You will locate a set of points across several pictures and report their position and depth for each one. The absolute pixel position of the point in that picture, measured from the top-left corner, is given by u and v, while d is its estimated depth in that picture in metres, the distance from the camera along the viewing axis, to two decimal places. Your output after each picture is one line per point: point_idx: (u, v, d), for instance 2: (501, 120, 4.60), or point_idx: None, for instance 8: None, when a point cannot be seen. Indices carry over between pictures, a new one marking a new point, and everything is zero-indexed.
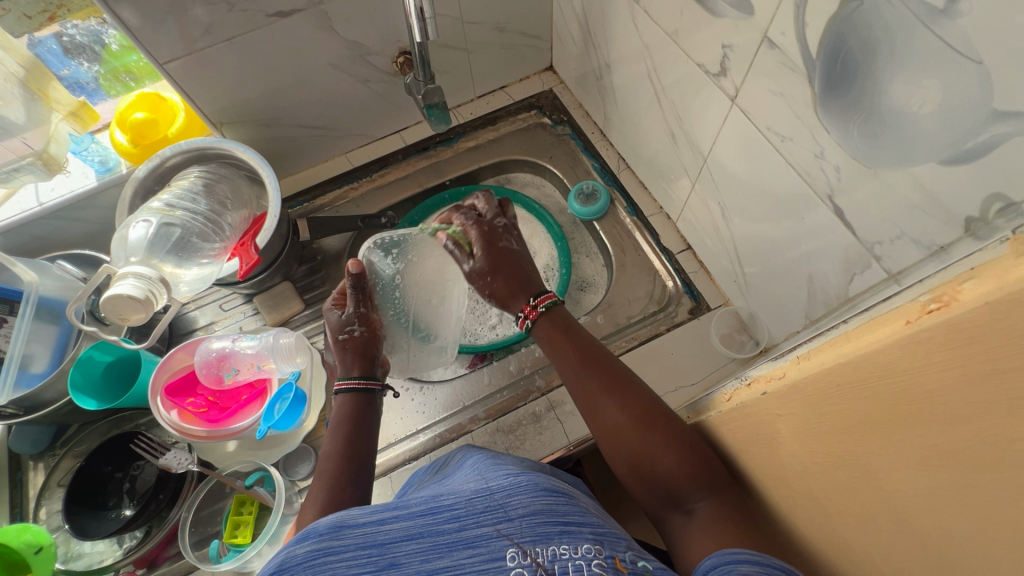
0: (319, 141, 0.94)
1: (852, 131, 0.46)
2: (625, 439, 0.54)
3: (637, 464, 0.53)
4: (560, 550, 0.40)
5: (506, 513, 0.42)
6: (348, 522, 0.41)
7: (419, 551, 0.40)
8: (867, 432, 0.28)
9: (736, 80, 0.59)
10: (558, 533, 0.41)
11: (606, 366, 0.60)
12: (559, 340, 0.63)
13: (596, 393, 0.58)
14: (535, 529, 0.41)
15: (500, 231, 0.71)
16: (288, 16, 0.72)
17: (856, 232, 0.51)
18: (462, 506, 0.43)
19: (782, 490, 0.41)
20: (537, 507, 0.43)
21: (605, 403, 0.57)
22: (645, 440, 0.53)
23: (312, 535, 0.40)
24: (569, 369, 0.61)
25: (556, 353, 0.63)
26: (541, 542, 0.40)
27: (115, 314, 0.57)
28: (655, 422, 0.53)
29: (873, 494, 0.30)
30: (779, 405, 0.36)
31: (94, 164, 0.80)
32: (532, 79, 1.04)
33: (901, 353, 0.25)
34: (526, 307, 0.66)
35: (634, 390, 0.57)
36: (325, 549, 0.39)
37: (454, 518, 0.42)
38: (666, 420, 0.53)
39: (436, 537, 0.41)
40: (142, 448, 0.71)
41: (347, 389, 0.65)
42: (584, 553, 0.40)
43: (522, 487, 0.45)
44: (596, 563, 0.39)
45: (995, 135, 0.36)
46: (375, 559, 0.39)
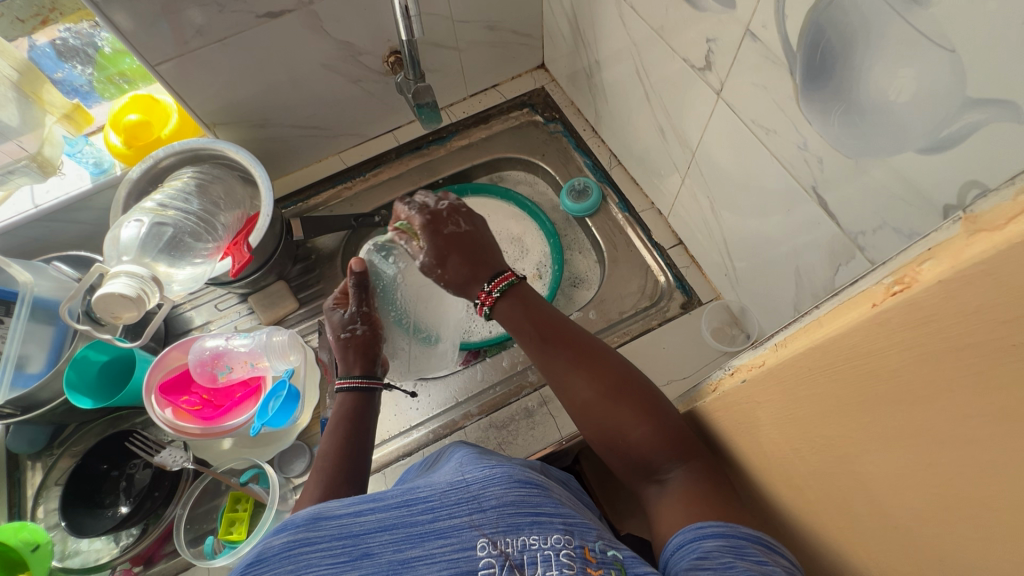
0: (312, 141, 0.95)
1: (832, 122, 0.47)
2: (595, 413, 0.55)
3: (610, 437, 0.54)
4: (529, 541, 0.41)
5: (479, 504, 0.43)
6: (325, 514, 0.41)
7: (392, 542, 0.40)
8: (840, 416, 0.29)
9: (721, 74, 0.59)
10: (529, 524, 0.42)
11: (570, 339, 0.59)
12: (522, 313, 0.61)
13: (565, 369, 0.57)
14: (506, 519, 0.42)
15: (445, 216, 0.66)
16: (278, 17, 0.73)
17: (840, 222, 0.52)
18: (436, 497, 0.43)
19: (765, 478, 0.41)
20: (510, 498, 0.43)
21: (574, 378, 0.56)
22: (616, 413, 0.53)
23: (290, 527, 0.40)
24: (534, 346, 0.60)
25: (519, 329, 0.61)
26: (511, 533, 0.41)
27: (108, 313, 0.58)
28: (625, 394, 0.54)
29: (849, 477, 0.30)
30: (759, 392, 0.37)
31: (89, 166, 0.81)
32: (524, 78, 1.05)
33: (867, 335, 0.25)
34: (480, 294, 0.63)
35: (602, 363, 0.57)
36: (301, 540, 0.39)
37: (428, 509, 0.42)
38: (634, 391, 0.54)
39: (410, 528, 0.41)
40: (138, 446, 0.72)
41: (349, 387, 0.64)
42: (553, 544, 0.41)
43: (496, 479, 0.45)
44: (564, 554, 0.40)
45: (970, 123, 0.37)
46: (349, 550, 0.40)
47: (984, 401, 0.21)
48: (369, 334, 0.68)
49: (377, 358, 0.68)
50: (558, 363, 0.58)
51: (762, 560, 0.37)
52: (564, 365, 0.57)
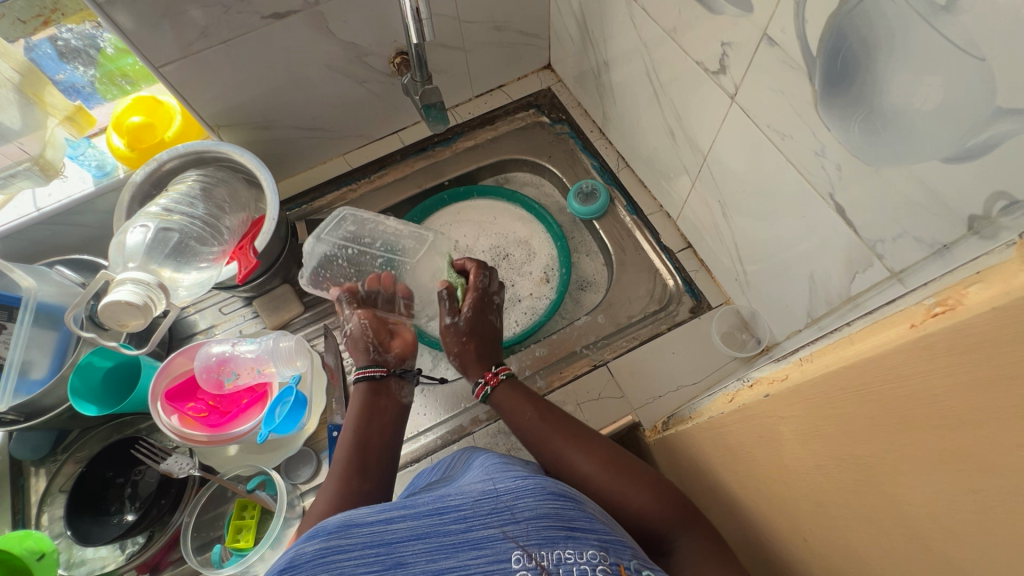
0: (317, 143, 0.94)
1: (853, 129, 0.46)
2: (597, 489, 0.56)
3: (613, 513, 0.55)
4: (565, 555, 0.40)
5: (512, 516, 0.42)
6: (356, 521, 0.41)
7: (425, 551, 0.40)
8: (871, 435, 0.28)
9: (736, 78, 0.58)
10: (564, 538, 0.41)
11: (565, 423, 0.62)
12: (523, 400, 0.65)
13: (564, 449, 0.60)
14: (541, 532, 0.41)
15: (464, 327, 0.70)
16: (283, 18, 0.72)
17: (857, 230, 0.51)
18: (469, 506, 0.43)
19: (782, 493, 0.41)
20: (545, 510, 0.43)
21: (575, 458, 0.59)
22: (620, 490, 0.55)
23: (322, 534, 0.40)
24: (534, 427, 0.63)
25: (524, 415, 0.64)
26: (546, 546, 0.40)
27: (114, 321, 0.57)
28: (622, 467, 0.57)
29: (878, 498, 0.30)
30: (782, 407, 0.36)
31: (91, 169, 0.80)
32: (530, 78, 1.04)
33: (905, 357, 0.25)
34: (487, 374, 0.68)
35: (596, 441, 0.60)
36: (334, 548, 0.39)
37: (460, 518, 0.42)
38: (630, 465, 0.57)
39: (442, 537, 0.41)
40: (143, 453, 0.71)
41: (359, 377, 0.66)
42: (589, 559, 0.40)
43: (530, 489, 0.44)
44: (600, 569, 0.40)
45: (999, 133, 0.36)
46: (382, 558, 0.39)
47: None
48: (358, 328, 0.68)
49: (377, 347, 0.68)
50: (559, 446, 0.60)
51: None
52: (566, 448, 0.60)
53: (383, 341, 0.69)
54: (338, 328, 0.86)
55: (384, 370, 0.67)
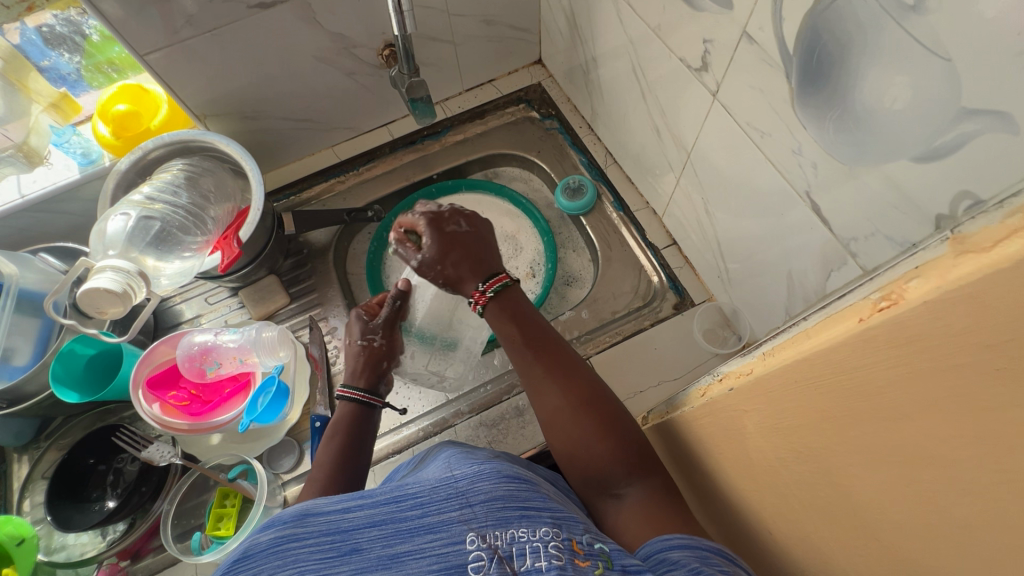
0: (305, 134, 0.93)
1: (827, 127, 0.46)
2: (565, 424, 0.56)
3: (560, 437, 0.56)
4: (518, 533, 0.41)
5: (467, 500, 0.43)
6: (312, 510, 0.41)
7: (381, 537, 0.40)
8: (825, 427, 0.29)
9: (717, 75, 0.58)
10: (518, 517, 0.42)
11: (553, 352, 0.59)
12: (505, 310, 0.60)
13: (541, 378, 0.58)
14: (496, 514, 0.42)
15: (447, 215, 0.64)
16: (270, 8, 0.71)
17: (832, 228, 0.51)
18: (425, 493, 0.43)
19: (748, 484, 0.41)
20: (499, 493, 0.44)
21: (542, 382, 0.57)
22: (574, 422, 0.55)
23: (277, 524, 0.40)
24: (516, 348, 0.59)
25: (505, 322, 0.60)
26: (501, 526, 0.41)
27: (93, 308, 0.56)
28: (600, 409, 0.55)
29: (832, 489, 0.30)
30: (745, 401, 0.37)
31: (77, 157, 0.79)
32: (521, 72, 1.04)
33: (853, 351, 0.25)
34: (474, 292, 0.60)
35: (579, 378, 0.57)
36: (289, 536, 0.39)
37: (417, 504, 0.42)
38: (607, 408, 0.56)
39: (399, 523, 0.41)
40: (124, 441, 0.71)
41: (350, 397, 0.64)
42: (542, 536, 0.41)
43: (485, 475, 0.45)
44: (553, 546, 0.40)
45: (964, 133, 0.36)
46: (337, 544, 0.39)
47: (964, 422, 0.20)
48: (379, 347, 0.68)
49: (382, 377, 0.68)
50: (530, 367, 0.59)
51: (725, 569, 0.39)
52: (536, 371, 0.58)
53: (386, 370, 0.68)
54: (323, 319, 0.86)
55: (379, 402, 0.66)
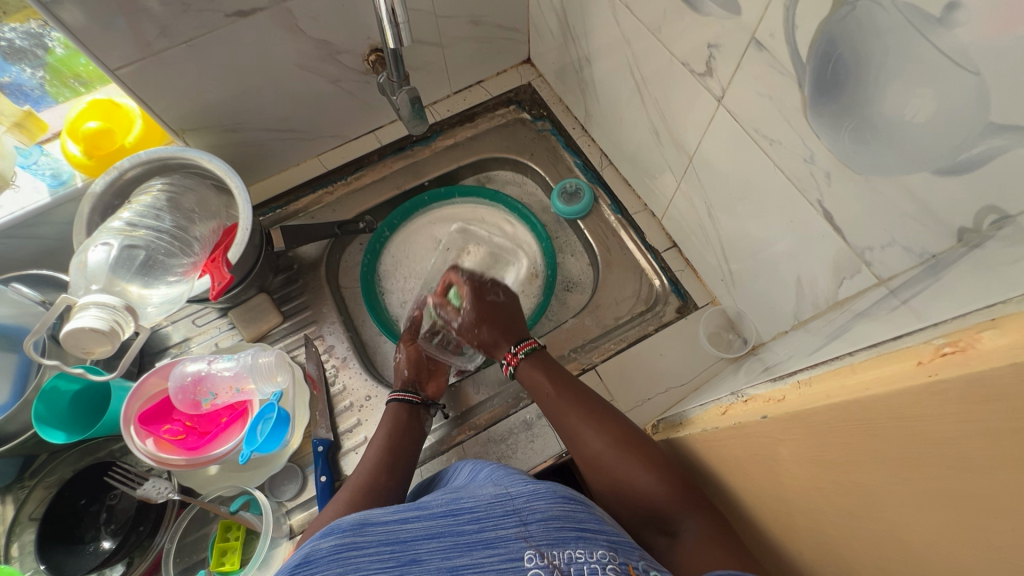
0: (290, 145, 0.89)
1: (842, 137, 0.45)
2: (607, 464, 0.58)
3: (606, 481, 0.58)
4: (576, 554, 0.43)
5: (524, 518, 0.45)
6: (371, 520, 0.44)
7: (439, 549, 0.43)
8: (875, 467, 0.28)
9: (723, 80, 0.57)
10: (575, 538, 0.44)
11: (586, 401, 0.63)
12: (544, 375, 0.66)
13: (577, 425, 0.61)
14: (553, 533, 0.44)
15: (488, 285, 0.76)
16: (249, 15, 0.68)
17: (846, 237, 0.51)
18: (482, 508, 0.46)
19: (778, 508, 0.41)
20: (556, 512, 0.46)
21: (582, 430, 0.60)
22: (616, 463, 0.57)
23: (337, 532, 0.43)
24: (551, 402, 0.64)
25: (544, 382, 0.66)
26: (558, 546, 0.43)
27: (78, 348, 0.53)
28: (637, 446, 0.57)
29: (880, 527, 0.30)
30: (779, 429, 0.36)
31: (45, 178, 0.74)
32: (510, 73, 1.01)
33: (915, 398, 0.24)
34: (508, 355, 0.70)
35: (613, 419, 0.60)
36: (349, 544, 0.42)
37: (474, 520, 0.45)
38: (645, 445, 0.57)
39: (456, 536, 0.44)
40: (118, 479, 0.68)
41: (392, 398, 0.72)
42: (599, 558, 0.43)
43: (542, 493, 0.47)
44: (610, 568, 0.42)
45: (992, 148, 0.36)
46: (396, 555, 0.43)
47: None
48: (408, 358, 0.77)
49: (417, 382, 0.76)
50: (569, 419, 0.62)
51: None
52: (575, 420, 0.61)
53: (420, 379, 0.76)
54: (318, 338, 0.83)
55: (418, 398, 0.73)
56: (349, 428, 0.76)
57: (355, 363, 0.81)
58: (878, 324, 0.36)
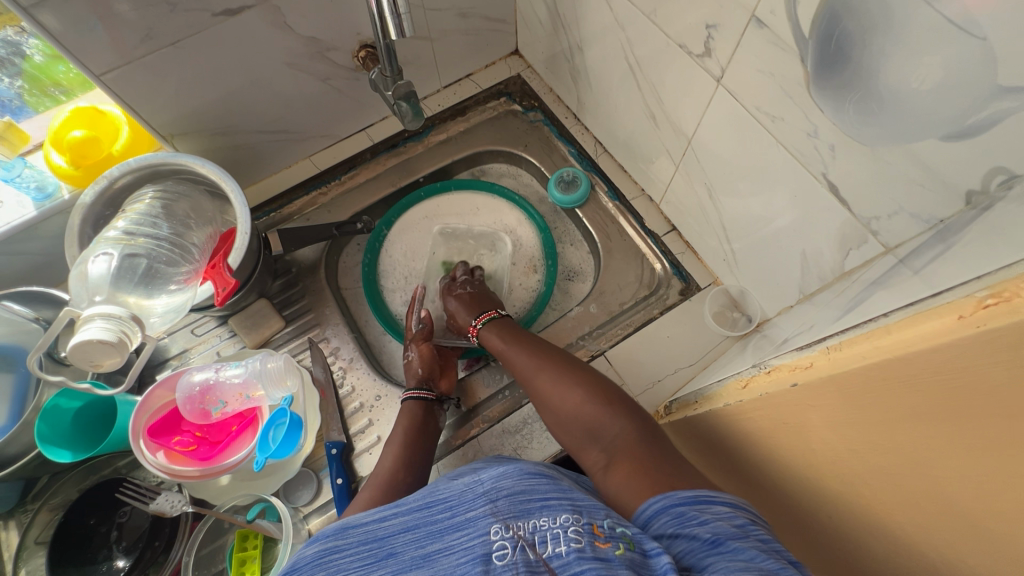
0: (281, 146, 0.88)
1: (847, 110, 0.46)
2: (548, 393, 0.65)
3: (549, 408, 0.64)
4: (540, 523, 0.43)
5: (492, 497, 0.46)
6: (350, 523, 0.46)
7: (413, 540, 0.44)
8: (915, 422, 0.29)
9: (722, 60, 0.58)
10: (539, 508, 0.44)
11: (534, 343, 0.71)
12: (497, 331, 0.75)
13: (523, 364, 0.69)
14: (518, 506, 0.45)
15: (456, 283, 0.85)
16: (237, 14, 0.66)
17: (851, 208, 0.52)
18: (454, 496, 0.47)
19: (808, 473, 0.41)
20: (520, 487, 0.46)
21: (526, 368, 0.68)
22: (553, 390, 0.64)
23: (320, 538, 0.45)
24: (504, 347, 0.73)
25: (495, 337, 0.75)
26: (523, 517, 0.44)
27: (86, 362, 0.52)
28: (575, 372, 0.64)
29: (919, 481, 0.31)
30: (811, 396, 0.36)
31: (30, 191, 0.71)
32: (498, 64, 1.00)
33: (962, 351, 0.25)
34: (470, 329, 0.78)
35: (556, 354, 0.68)
36: (331, 548, 0.44)
37: (446, 507, 0.46)
38: (583, 372, 0.65)
39: (430, 525, 0.45)
40: (129, 494, 0.66)
41: (410, 397, 0.73)
42: (562, 523, 0.43)
43: (507, 472, 0.48)
44: (572, 530, 0.42)
45: (999, 110, 0.37)
46: (375, 551, 0.44)
47: None
48: (420, 357, 0.78)
49: (431, 379, 0.76)
50: (515, 363, 0.70)
51: (704, 519, 0.41)
52: (520, 361, 0.69)
53: (435, 375, 0.77)
54: (323, 340, 0.82)
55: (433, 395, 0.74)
56: (361, 429, 0.76)
57: (363, 364, 0.81)
58: (901, 286, 0.37)
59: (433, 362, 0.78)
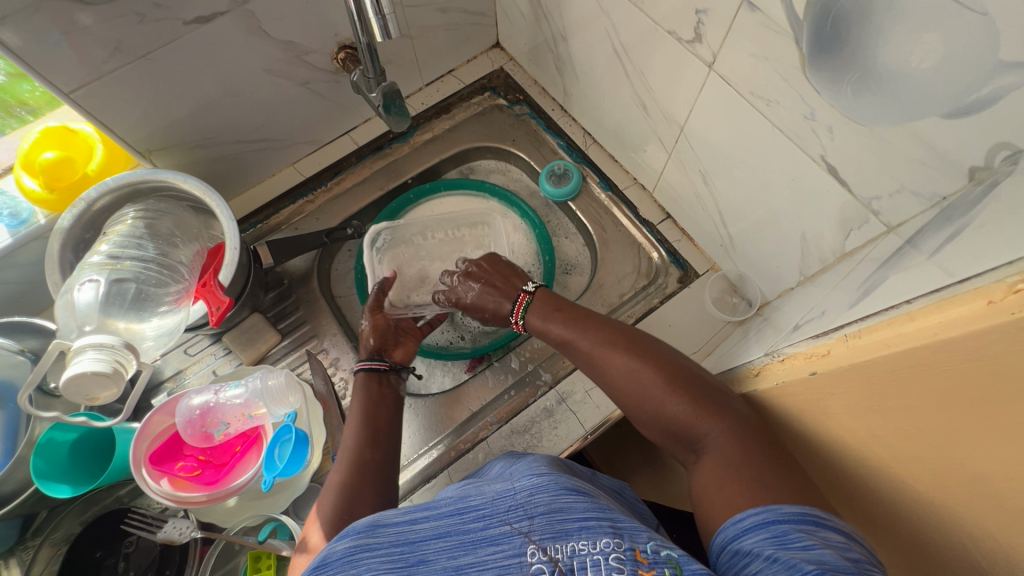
0: (264, 155, 0.85)
1: (845, 91, 0.46)
2: (625, 387, 0.56)
3: (625, 403, 0.56)
4: (579, 545, 0.42)
5: (528, 511, 0.45)
6: (383, 522, 0.45)
7: (445, 549, 0.44)
8: (945, 408, 0.29)
9: (713, 46, 0.57)
10: (578, 528, 0.43)
11: (599, 327, 0.60)
12: (545, 314, 0.65)
13: (591, 353, 0.59)
14: (555, 526, 0.43)
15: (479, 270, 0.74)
16: (210, 21, 0.63)
17: (852, 189, 0.52)
18: (488, 505, 0.46)
19: (827, 457, 0.42)
20: (558, 505, 0.45)
21: (596, 356, 0.58)
22: (634, 384, 0.55)
23: (351, 534, 0.44)
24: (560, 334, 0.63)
25: (550, 322, 0.64)
26: (561, 539, 0.43)
27: (82, 395, 0.50)
28: (653, 364, 0.55)
29: (948, 464, 0.31)
30: (832, 384, 0.36)
31: (3, 218, 0.68)
32: (480, 59, 0.98)
33: (994, 337, 0.25)
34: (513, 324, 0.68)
35: (626, 338, 0.58)
36: (362, 546, 0.43)
37: (479, 517, 0.45)
38: (660, 360, 0.55)
39: (462, 535, 0.44)
40: (135, 524, 0.65)
41: (361, 369, 0.70)
42: (603, 547, 0.42)
43: (544, 485, 0.46)
44: (614, 557, 0.41)
45: (1002, 86, 0.36)
46: (405, 556, 0.43)
47: None
48: (375, 327, 0.75)
49: (383, 349, 0.74)
50: (582, 347, 0.60)
51: (807, 545, 0.37)
52: (588, 347, 0.59)
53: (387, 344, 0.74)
54: (321, 351, 0.81)
55: (385, 365, 0.71)
56: None
57: None
58: (911, 269, 0.37)
59: (385, 331, 0.75)
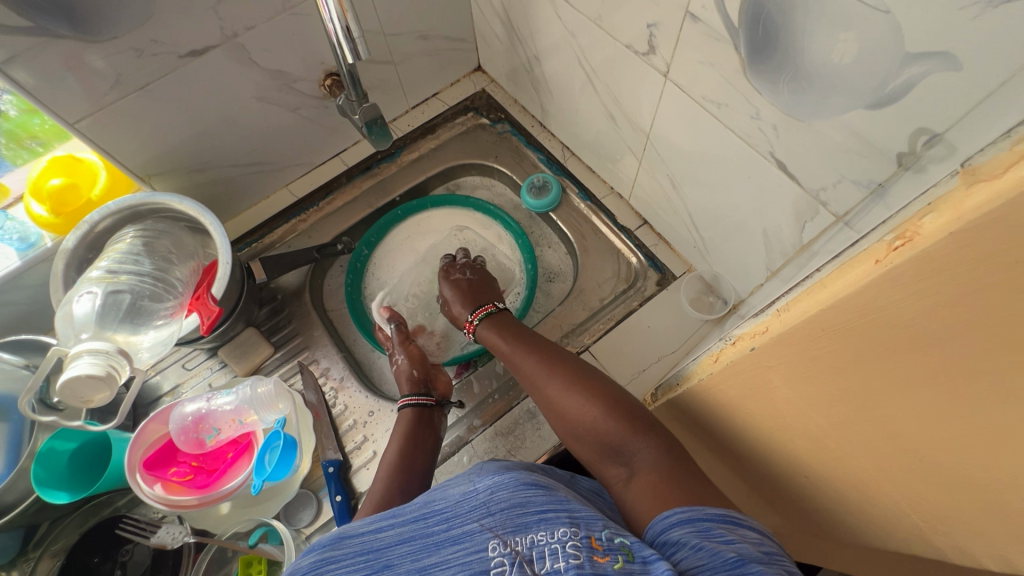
0: (257, 177, 0.90)
1: (782, 90, 0.49)
2: (561, 404, 0.62)
3: (564, 420, 0.62)
4: (538, 537, 0.43)
5: (490, 510, 0.46)
6: (348, 534, 0.48)
7: (409, 552, 0.45)
8: (857, 366, 0.31)
9: (666, 56, 0.61)
10: (537, 522, 0.45)
11: (544, 350, 0.68)
12: (497, 330, 0.74)
13: (531, 374, 0.66)
14: (515, 520, 0.45)
15: (456, 266, 0.84)
16: (202, 54, 0.69)
17: (800, 182, 0.55)
18: (451, 508, 0.48)
19: (777, 434, 0.43)
20: (517, 500, 0.47)
21: (540, 376, 0.65)
22: (572, 400, 0.61)
23: (317, 549, 0.46)
24: (507, 354, 0.70)
25: (503, 342, 0.72)
26: (520, 532, 0.44)
27: (77, 398, 0.53)
28: (589, 385, 0.62)
29: (869, 422, 0.33)
30: (768, 357, 0.37)
31: (13, 242, 0.73)
32: (463, 82, 1.04)
33: (878, 291, 0.28)
34: (466, 323, 0.78)
35: (566, 362, 0.66)
36: (327, 558, 0.45)
37: (443, 519, 0.47)
38: (600, 383, 0.62)
39: (427, 538, 0.46)
40: (129, 531, 0.68)
41: (408, 405, 0.72)
42: (560, 537, 0.43)
43: (504, 482, 0.49)
44: (570, 545, 0.42)
45: (912, 76, 0.39)
46: (370, 563, 0.45)
47: (976, 326, 0.24)
48: (410, 360, 0.78)
49: (426, 383, 0.77)
50: (525, 369, 0.68)
51: (727, 537, 0.41)
52: (533, 369, 0.66)
53: (430, 378, 0.77)
54: (313, 362, 0.84)
55: (432, 400, 0.74)
56: (357, 445, 0.77)
57: (353, 383, 0.82)
58: None
59: (423, 363, 0.78)
